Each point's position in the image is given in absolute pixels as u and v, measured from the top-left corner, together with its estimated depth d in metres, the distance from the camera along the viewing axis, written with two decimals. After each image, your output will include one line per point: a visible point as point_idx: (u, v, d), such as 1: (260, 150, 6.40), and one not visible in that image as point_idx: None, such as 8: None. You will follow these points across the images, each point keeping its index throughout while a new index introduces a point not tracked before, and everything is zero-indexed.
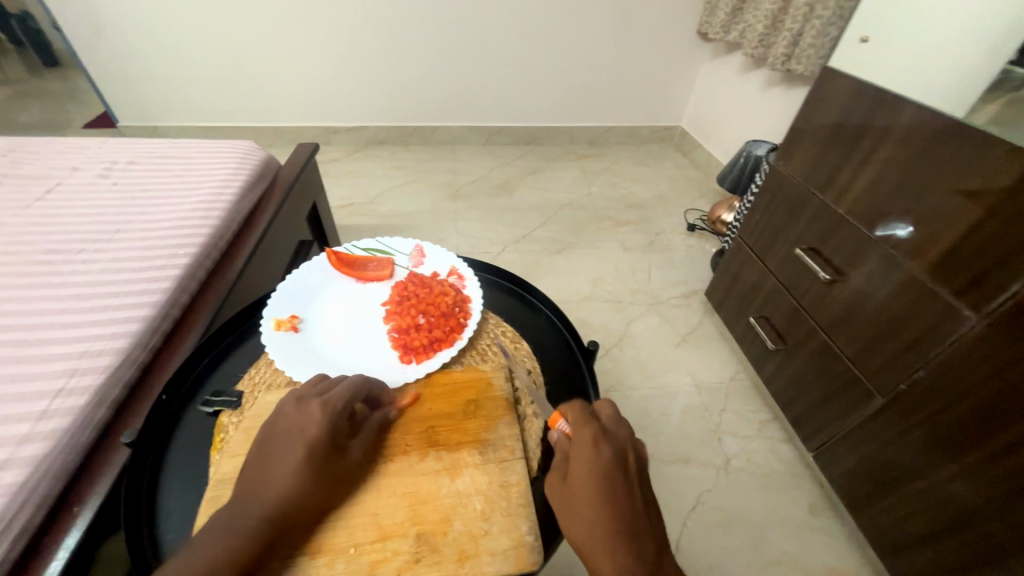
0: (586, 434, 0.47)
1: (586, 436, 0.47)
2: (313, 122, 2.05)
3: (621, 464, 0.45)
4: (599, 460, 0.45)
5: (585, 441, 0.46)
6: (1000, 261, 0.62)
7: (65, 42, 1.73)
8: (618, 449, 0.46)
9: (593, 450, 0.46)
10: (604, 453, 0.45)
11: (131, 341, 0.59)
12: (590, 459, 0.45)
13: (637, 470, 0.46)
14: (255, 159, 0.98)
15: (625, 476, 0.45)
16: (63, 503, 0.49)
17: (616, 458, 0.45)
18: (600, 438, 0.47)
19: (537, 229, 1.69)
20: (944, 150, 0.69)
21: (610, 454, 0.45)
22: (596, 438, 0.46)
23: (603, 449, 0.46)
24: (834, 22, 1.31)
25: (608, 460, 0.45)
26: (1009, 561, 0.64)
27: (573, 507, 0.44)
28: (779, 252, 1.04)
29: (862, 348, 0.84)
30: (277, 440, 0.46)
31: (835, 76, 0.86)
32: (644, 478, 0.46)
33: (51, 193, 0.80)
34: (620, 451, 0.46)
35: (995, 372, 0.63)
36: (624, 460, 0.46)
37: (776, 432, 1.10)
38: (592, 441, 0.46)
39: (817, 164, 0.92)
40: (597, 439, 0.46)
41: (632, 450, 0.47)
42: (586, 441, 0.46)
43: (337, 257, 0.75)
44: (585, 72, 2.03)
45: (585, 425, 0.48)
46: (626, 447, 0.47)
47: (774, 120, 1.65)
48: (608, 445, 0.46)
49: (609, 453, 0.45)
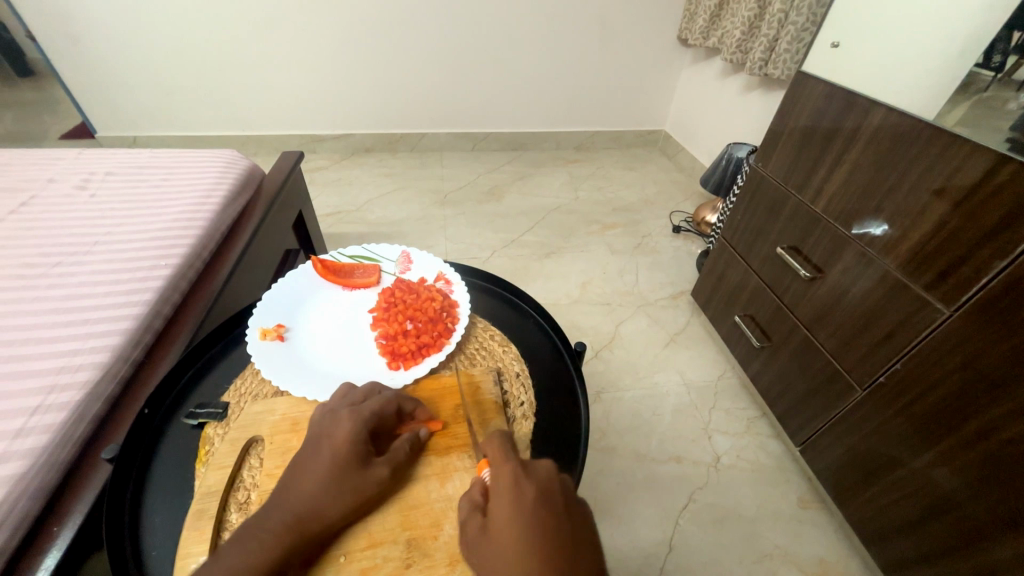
0: (505, 473, 0.43)
1: (505, 474, 0.43)
2: (299, 130, 2.04)
3: (549, 500, 0.41)
4: (522, 500, 0.41)
5: (505, 483, 0.42)
6: (966, 254, 0.65)
7: (39, 52, 1.70)
8: (542, 486, 0.42)
9: (515, 489, 0.41)
10: (525, 492, 0.41)
11: (112, 354, 0.58)
12: (511, 501, 0.41)
13: (567, 503, 0.42)
14: (239, 168, 0.98)
15: (553, 513, 0.40)
16: (42, 522, 0.48)
17: (542, 494, 0.41)
18: (520, 475, 0.43)
19: (526, 234, 1.71)
20: (908, 150, 0.72)
21: (534, 490, 0.41)
22: (517, 476, 0.42)
23: (525, 488, 0.41)
24: (807, 28, 1.35)
25: (532, 498, 0.41)
26: (989, 544, 0.65)
27: (496, 561, 0.38)
28: (761, 251, 1.06)
29: (841, 342, 0.86)
30: (310, 449, 0.47)
31: (808, 80, 0.89)
32: (576, 512, 0.42)
33: (27, 205, 0.79)
34: (545, 484, 0.42)
35: (965, 362, 0.65)
36: (550, 495, 0.42)
37: (764, 429, 1.11)
38: (512, 480, 0.42)
39: (794, 165, 0.95)
40: (518, 478, 0.42)
41: (558, 483, 0.43)
42: (506, 481, 0.42)
43: (323, 264, 0.75)
44: (569, 78, 2.06)
45: (505, 463, 0.44)
46: (551, 480, 0.43)
47: (753, 123, 1.69)
48: (532, 481, 0.42)
49: (533, 490, 0.41)
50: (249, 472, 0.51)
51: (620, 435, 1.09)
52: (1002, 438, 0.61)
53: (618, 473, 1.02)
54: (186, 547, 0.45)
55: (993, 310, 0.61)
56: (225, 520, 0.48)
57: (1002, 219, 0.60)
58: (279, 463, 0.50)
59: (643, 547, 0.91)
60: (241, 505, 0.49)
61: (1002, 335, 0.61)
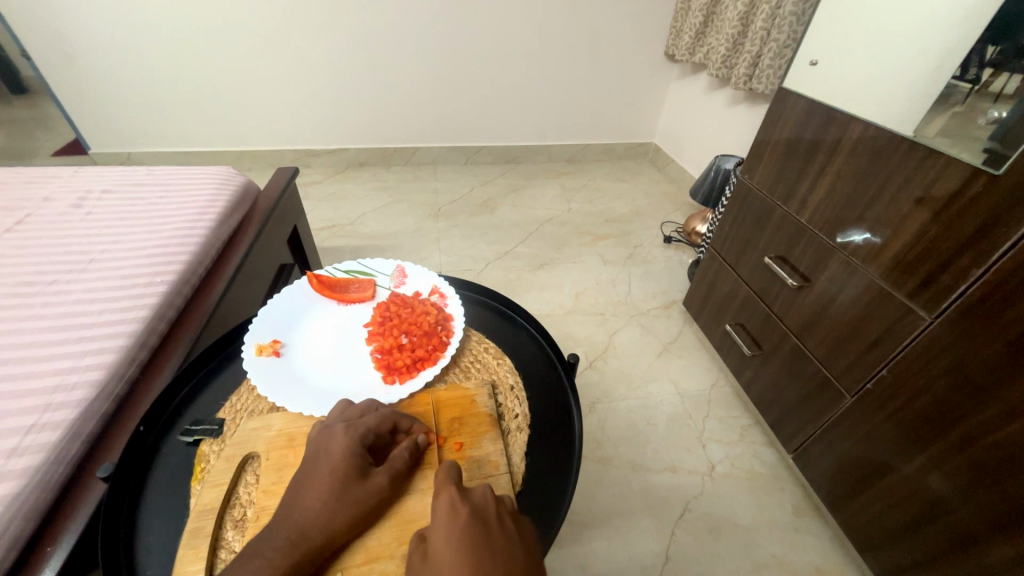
0: (444, 501, 0.43)
1: (443, 501, 0.43)
2: (293, 146, 2.07)
3: (483, 520, 0.42)
4: (456, 526, 0.41)
5: (443, 507, 0.43)
6: (945, 262, 0.67)
7: (33, 70, 1.71)
8: (478, 509, 0.43)
9: (452, 512, 0.43)
10: (461, 516, 0.42)
11: (107, 372, 0.58)
12: (447, 524, 0.42)
13: (502, 523, 0.43)
14: (234, 185, 0.98)
15: (487, 532, 0.41)
16: (36, 543, 0.48)
17: (477, 516, 0.42)
18: (457, 499, 0.44)
19: (520, 245, 1.73)
20: (886, 163, 0.75)
21: (468, 513, 0.42)
22: (453, 501, 0.43)
23: (462, 511, 0.42)
24: (789, 45, 1.39)
25: (467, 520, 0.42)
26: (980, 547, 0.66)
27: None
28: (750, 262, 1.09)
29: (829, 349, 0.87)
30: (308, 464, 0.48)
31: (790, 95, 0.92)
32: (511, 531, 0.42)
33: (22, 224, 0.79)
34: (481, 506, 0.43)
35: (951, 368, 0.67)
36: (484, 520, 0.42)
37: (758, 436, 1.12)
38: (450, 505, 0.43)
39: (779, 177, 0.97)
40: (455, 502, 0.43)
41: (492, 503, 0.44)
42: (443, 505, 0.43)
43: (319, 280, 0.75)
44: (559, 93, 2.10)
45: (443, 488, 0.45)
46: (486, 501, 0.44)
47: (740, 135, 1.73)
48: (468, 504, 0.43)
49: (468, 512, 0.42)
50: (245, 489, 0.52)
51: (616, 446, 1.09)
52: (989, 441, 0.63)
53: (614, 483, 1.02)
54: (182, 566, 0.45)
55: (974, 315, 0.63)
56: (221, 538, 0.48)
57: (979, 227, 0.62)
58: (275, 479, 0.51)
59: (641, 557, 0.91)
60: (237, 522, 0.49)
61: (986, 340, 0.62)
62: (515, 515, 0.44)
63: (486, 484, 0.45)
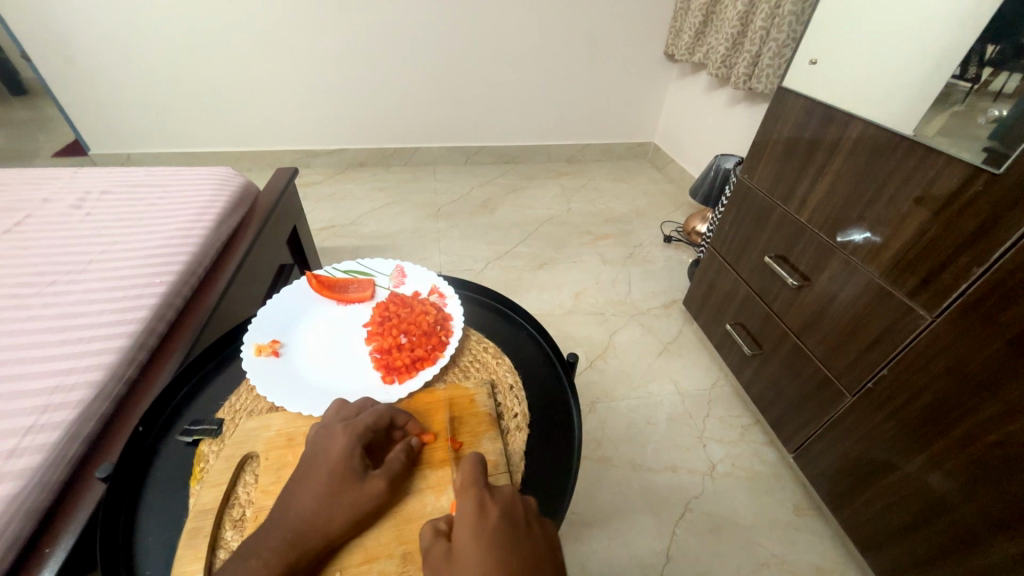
0: (471, 500, 0.44)
1: (470, 500, 0.44)
2: (293, 146, 2.07)
3: (509, 520, 0.42)
4: (486, 525, 0.41)
5: (470, 505, 0.43)
6: (945, 261, 0.67)
7: (33, 71, 1.71)
8: (505, 509, 0.43)
9: (480, 511, 0.43)
10: (490, 516, 0.42)
11: (106, 373, 0.58)
12: (475, 522, 0.42)
13: (527, 524, 0.43)
14: (233, 185, 0.98)
15: (516, 529, 0.42)
16: (35, 544, 0.48)
17: (504, 516, 0.42)
18: (485, 499, 0.44)
19: (519, 245, 1.72)
20: (886, 161, 0.74)
21: (498, 513, 0.42)
22: (482, 500, 0.44)
23: (491, 511, 0.43)
24: (788, 44, 1.39)
25: (496, 519, 0.42)
26: (982, 546, 0.66)
27: None
28: (750, 261, 1.09)
29: (829, 348, 0.87)
30: (306, 464, 0.48)
31: (790, 94, 0.92)
32: (536, 533, 0.43)
33: (21, 225, 0.79)
34: (508, 506, 0.44)
35: (952, 367, 0.66)
36: (512, 520, 0.43)
37: (758, 436, 1.12)
38: (478, 504, 0.43)
39: (779, 176, 0.97)
40: (483, 502, 0.43)
41: (519, 503, 0.44)
42: (470, 504, 0.43)
43: (318, 280, 0.75)
44: (559, 93, 2.10)
45: (470, 487, 0.45)
46: (513, 501, 0.44)
47: (739, 134, 1.73)
48: (497, 504, 0.43)
49: (497, 513, 0.42)
50: (244, 489, 0.52)
51: (616, 446, 1.09)
52: (990, 441, 0.63)
53: (614, 483, 1.02)
54: (181, 566, 0.45)
55: (975, 313, 0.63)
56: (220, 538, 0.48)
57: (980, 225, 0.62)
58: (274, 479, 0.51)
59: (640, 557, 0.91)
60: (237, 522, 0.49)
61: (986, 339, 0.62)
62: (538, 516, 0.45)
63: (513, 484, 0.46)
